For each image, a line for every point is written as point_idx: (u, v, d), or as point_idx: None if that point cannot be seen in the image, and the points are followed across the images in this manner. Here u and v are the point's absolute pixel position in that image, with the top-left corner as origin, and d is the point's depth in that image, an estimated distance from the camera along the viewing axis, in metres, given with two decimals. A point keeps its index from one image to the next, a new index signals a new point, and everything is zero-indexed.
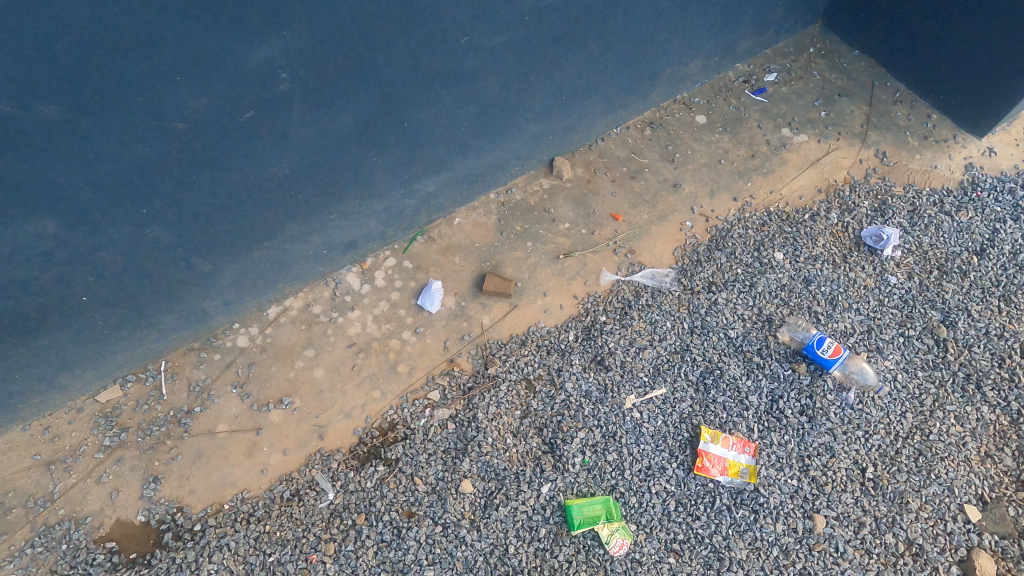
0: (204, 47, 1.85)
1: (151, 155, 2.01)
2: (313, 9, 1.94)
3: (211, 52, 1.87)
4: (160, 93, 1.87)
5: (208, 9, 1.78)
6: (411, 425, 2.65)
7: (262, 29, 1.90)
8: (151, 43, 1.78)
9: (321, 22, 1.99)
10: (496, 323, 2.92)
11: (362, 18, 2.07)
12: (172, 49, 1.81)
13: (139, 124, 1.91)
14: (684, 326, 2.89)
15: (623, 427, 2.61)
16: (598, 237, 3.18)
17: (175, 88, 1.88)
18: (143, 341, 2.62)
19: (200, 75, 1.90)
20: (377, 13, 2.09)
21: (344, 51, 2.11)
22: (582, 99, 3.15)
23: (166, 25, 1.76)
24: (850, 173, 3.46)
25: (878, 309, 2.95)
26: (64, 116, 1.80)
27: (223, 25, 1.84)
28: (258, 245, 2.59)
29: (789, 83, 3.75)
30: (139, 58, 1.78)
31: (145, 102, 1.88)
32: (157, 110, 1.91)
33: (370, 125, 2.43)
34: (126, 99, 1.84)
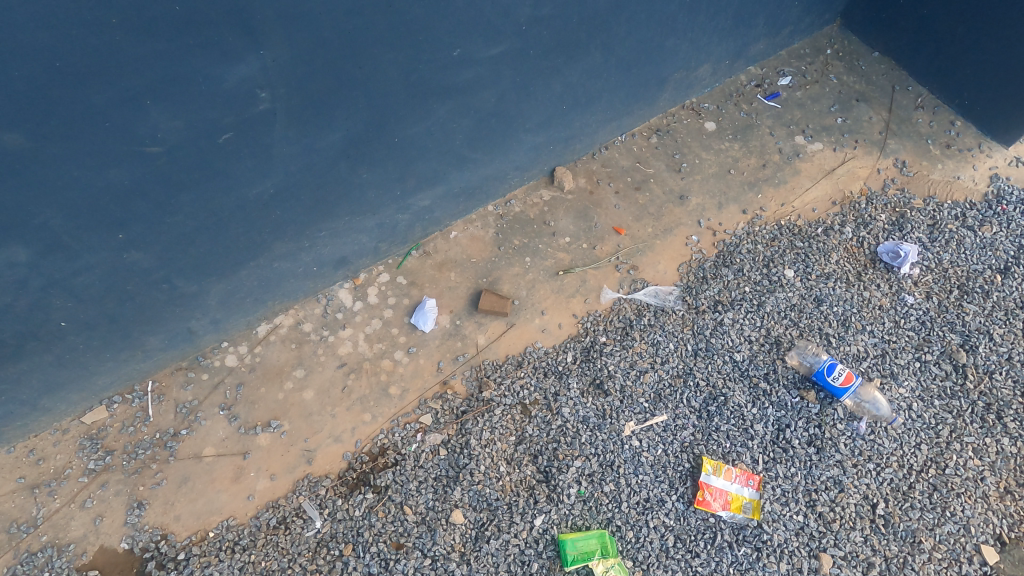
0: (175, 69, 1.73)
1: (125, 181, 1.91)
2: (292, 24, 1.81)
3: (183, 74, 1.75)
4: (131, 118, 1.77)
5: (177, 28, 1.66)
6: (402, 450, 2.57)
7: (238, 48, 1.77)
8: (116, 67, 1.66)
9: (303, 38, 1.86)
10: (491, 343, 2.82)
11: (346, 33, 1.94)
12: (142, 72, 1.70)
13: (109, 150, 1.81)
14: (688, 348, 2.77)
15: (621, 455, 2.51)
16: (599, 252, 3.06)
17: (146, 112, 1.78)
18: (128, 362, 2.56)
19: (172, 98, 1.78)
20: (362, 28, 1.96)
21: (328, 67, 1.99)
22: (584, 107, 3.00)
23: (132, 47, 1.64)
24: (867, 184, 3.29)
25: (893, 331, 2.80)
26: (29, 145, 1.70)
27: (196, 45, 1.71)
28: (244, 265, 2.50)
29: (804, 87, 3.57)
30: (104, 82, 1.67)
31: (115, 128, 1.77)
32: (127, 135, 1.80)
33: (358, 142, 2.31)
34: (95, 124, 1.74)
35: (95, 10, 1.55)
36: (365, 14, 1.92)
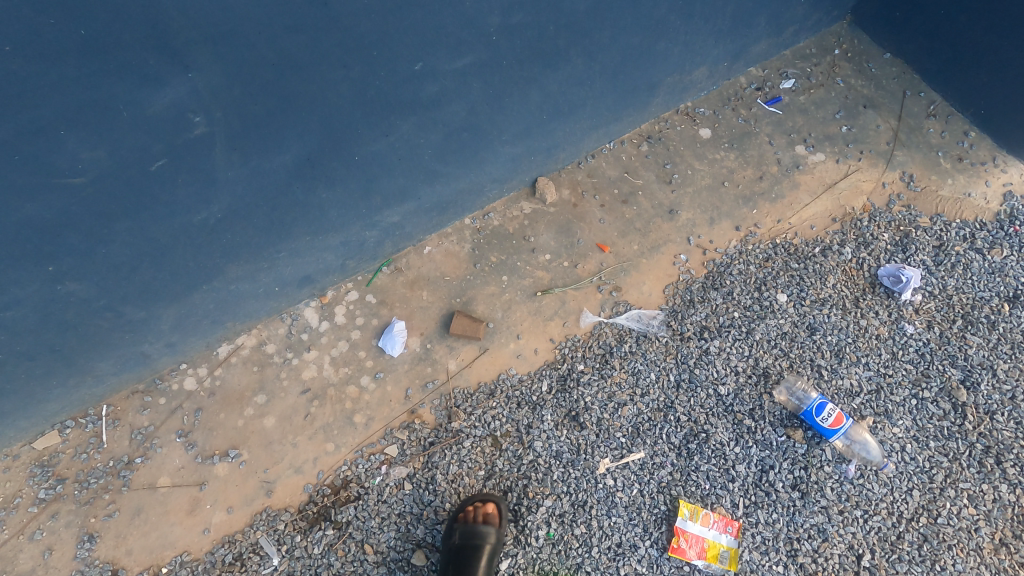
0: (93, 96, 1.59)
1: (49, 213, 1.78)
2: (222, 45, 1.66)
3: (102, 102, 1.61)
4: (46, 148, 1.62)
5: (88, 54, 1.51)
6: (365, 484, 2.46)
7: (163, 72, 1.63)
8: (24, 96, 1.51)
9: (236, 59, 1.71)
10: (463, 369, 2.67)
11: (286, 51, 1.77)
12: (54, 101, 1.55)
13: (28, 184, 1.68)
14: (670, 379, 2.62)
15: (595, 495, 2.39)
16: (581, 271, 2.88)
17: (64, 141, 1.63)
18: (79, 387, 2.45)
19: (93, 126, 1.64)
20: (304, 44, 1.77)
21: (269, 87, 1.83)
22: (567, 116, 2.80)
23: (39, 76, 1.49)
24: (870, 199, 3.08)
25: (890, 364, 2.63)
26: None
27: (112, 71, 1.56)
28: (197, 288, 2.36)
29: (808, 91, 3.33)
30: (11, 114, 1.52)
31: (30, 160, 1.63)
32: (46, 167, 1.67)
33: (312, 162, 2.15)
34: (7, 158, 1.59)
35: None
36: (307, 29, 1.74)
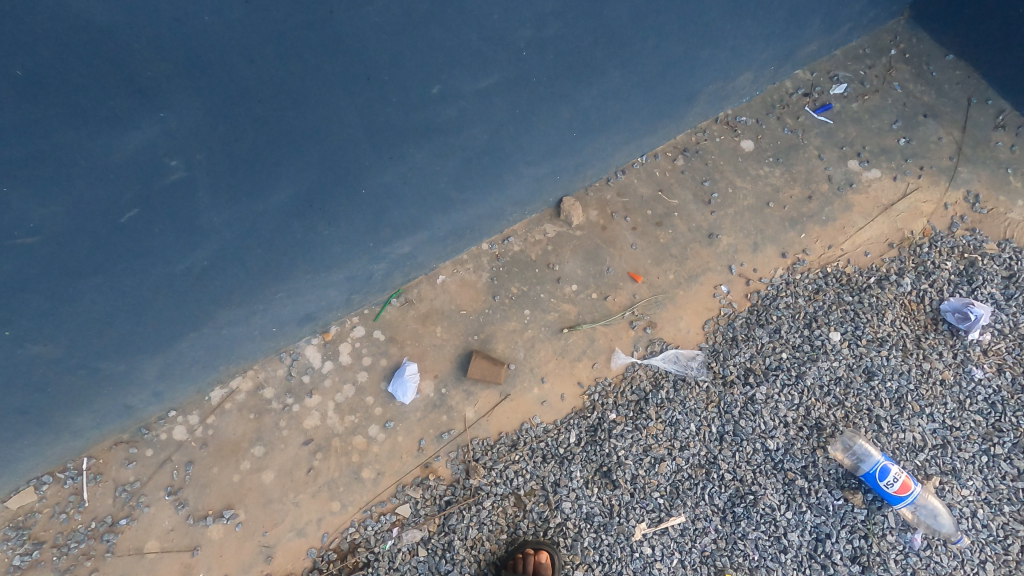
0: (47, 147, 1.38)
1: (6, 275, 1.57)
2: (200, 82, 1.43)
3: (58, 152, 1.40)
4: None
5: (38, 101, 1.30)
6: (375, 549, 2.23)
7: (130, 115, 1.41)
8: None
9: (217, 93, 1.48)
10: (482, 418, 2.41)
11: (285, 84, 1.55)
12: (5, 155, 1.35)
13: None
14: (712, 431, 2.36)
15: (631, 565, 2.20)
16: (611, 304, 2.60)
17: (12, 199, 1.43)
18: (56, 442, 2.20)
19: (50, 179, 1.44)
20: (309, 71, 1.55)
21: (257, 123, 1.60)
22: (597, 132, 2.49)
23: None
24: (931, 222, 2.77)
25: (956, 415, 2.38)
26: None
27: (67, 117, 1.35)
28: (184, 335, 2.10)
29: (861, 98, 2.99)
30: None
31: None
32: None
33: (309, 200, 1.90)
34: None
35: None
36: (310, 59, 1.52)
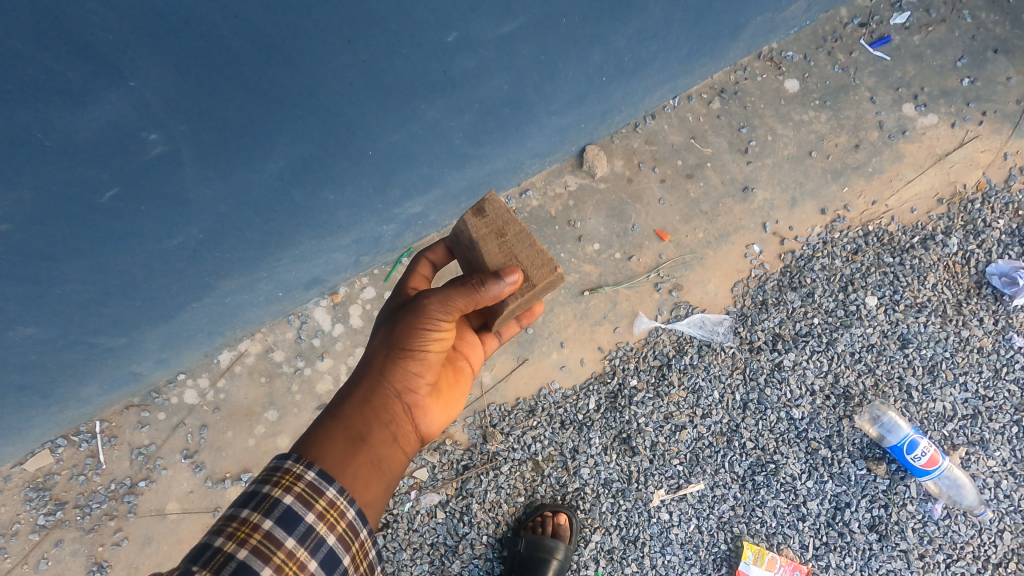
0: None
1: None
2: (181, 55, 1.17)
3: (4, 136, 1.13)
4: None
5: None
6: (394, 511, 2.22)
7: (92, 88, 1.13)
8: None
9: (202, 60, 1.21)
10: (498, 384, 2.34)
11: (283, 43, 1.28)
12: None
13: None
14: (736, 399, 2.29)
15: (648, 530, 2.18)
16: (635, 265, 2.44)
17: None
18: (62, 412, 2.12)
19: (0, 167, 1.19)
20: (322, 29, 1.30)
21: (235, 57, 1.25)
22: (630, 75, 2.24)
23: None
24: (987, 174, 2.54)
25: (990, 384, 2.30)
26: None
27: (11, 93, 1.07)
28: (185, 306, 1.96)
29: (925, 30, 2.65)
30: None
31: None
32: None
33: (314, 164, 1.67)
34: None
35: None
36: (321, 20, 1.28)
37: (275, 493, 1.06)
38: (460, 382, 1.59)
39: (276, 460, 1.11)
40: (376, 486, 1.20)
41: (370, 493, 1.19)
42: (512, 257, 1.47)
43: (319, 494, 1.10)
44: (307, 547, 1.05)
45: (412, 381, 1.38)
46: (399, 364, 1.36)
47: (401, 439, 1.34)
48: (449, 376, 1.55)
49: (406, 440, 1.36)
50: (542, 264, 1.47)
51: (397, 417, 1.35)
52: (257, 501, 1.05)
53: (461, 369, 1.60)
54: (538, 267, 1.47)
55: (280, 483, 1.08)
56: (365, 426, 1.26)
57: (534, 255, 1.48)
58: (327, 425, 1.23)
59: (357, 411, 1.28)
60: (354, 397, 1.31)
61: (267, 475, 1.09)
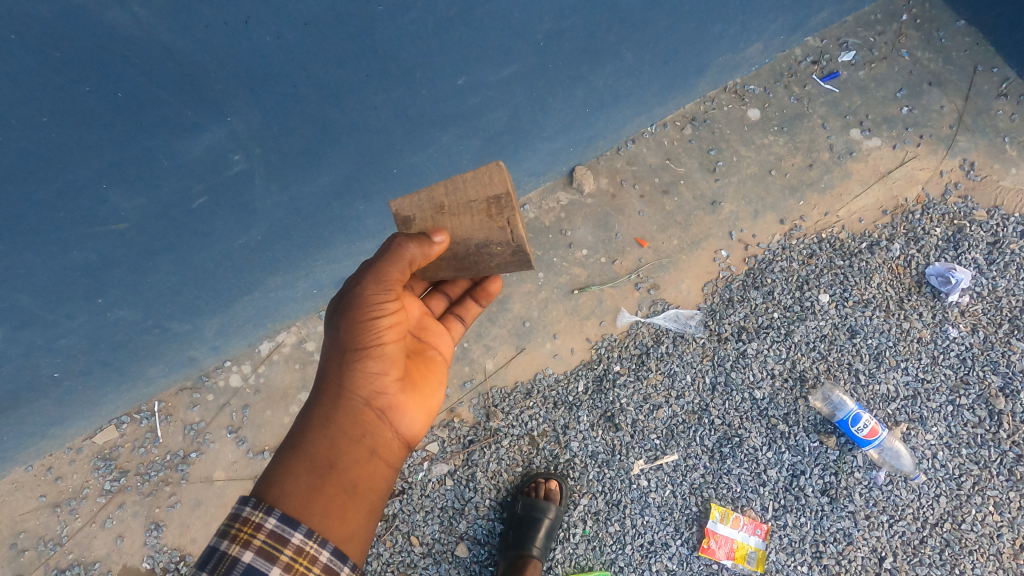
0: (132, 153, 1.56)
1: (92, 257, 1.80)
2: (263, 98, 1.61)
3: (138, 156, 1.57)
4: (88, 204, 1.63)
5: (121, 113, 1.44)
6: (409, 479, 2.57)
7: (201, 122, 1.58)
8: (56, 159, 1.47)
9: (279, 103, 1.65)
10: (500, 370, 2.70)
11: (334, 89, 1.71)
12: (13, 150, 1.39)
13: (65, 234, 1.68)
14: (705, 382, 2.64)
15: (628, 495, 2.54)
16: (618, 267, 2.81)
17: (104, 195, 1.63)
18: (131, 389, 2.50)
19: (131, 178, 1.62)
20: (365, 79, 1.73)
21: (302, 100, 1.68)
22: (610, 107, 2.66)
23: (74, 139, 1.45)
24: (925, 189, 2.92)
25: (929, 369, 2.64)
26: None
27: (150, 126, 1.51)
28: (239, 298, 2.36)
29: (868, 66, 3.07)
30: (50, 177, 1.50)
31: (73, 214, 1.63)
32: (88, 218, 1.67)
33: (350, 181, 2.10)
34: (53, 214, 1.60)
35: (23, 110, 1.33)
36: (364, 72, 1.71)
37: (235, 547, 1.19)
38: (433, 371, 1.66)
39: (235, 509, 1.23)
40: (353, 515, 1.32)
41: (348, 524, 1.31)
42: (469, 206, 1.55)
43: (283, 538, 1.21)
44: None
45: (375, 388, 1.47)
46: (355, 375, 1.45)
47: (380, 449, 1.46)
48: (419, 368, 1.62)
49: (385, 450, 1.47)
50: (490, 175, 1.53)
51: (371, 426, 1.45)
52: (222, 550, 1.18)
53: (431, 358, 1.68)
54: (486, 184, 1.54)
55: (240, 534, 1.20)
56: (334, 450, 1.37)
57: (474, 182, 1.54)
58: (295, 457, 1.34)
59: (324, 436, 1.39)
60: (320, 419, 1.42)
61: (228, 526, 1.21)
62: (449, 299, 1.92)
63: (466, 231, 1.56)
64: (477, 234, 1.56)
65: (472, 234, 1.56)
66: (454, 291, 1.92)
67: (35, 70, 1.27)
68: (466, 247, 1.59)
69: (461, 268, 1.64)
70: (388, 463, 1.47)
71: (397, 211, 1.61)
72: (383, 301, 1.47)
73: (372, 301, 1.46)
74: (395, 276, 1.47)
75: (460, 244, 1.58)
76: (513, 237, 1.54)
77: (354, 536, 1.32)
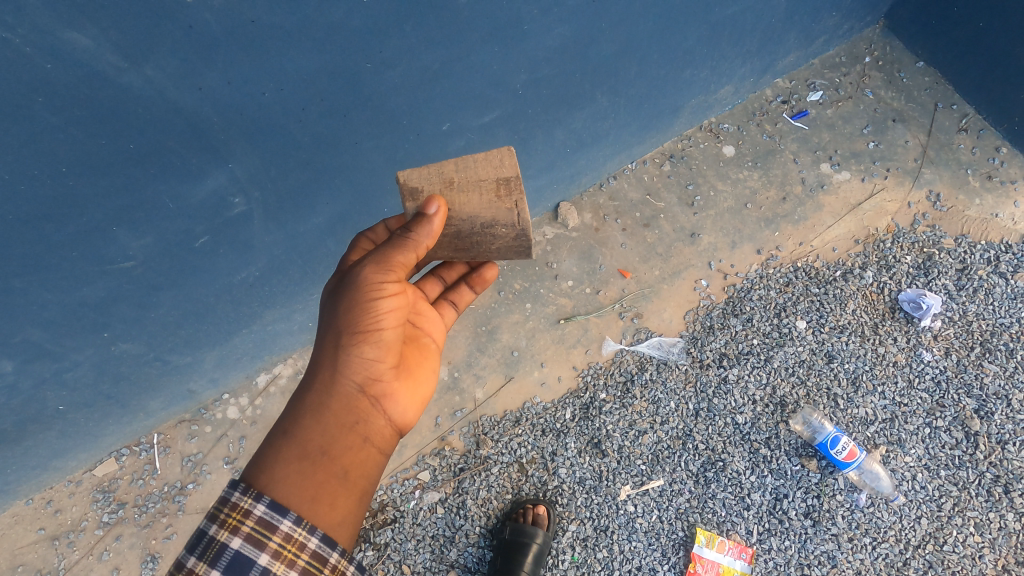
0: (141, 198, 1.70)
1: (100, 294, 1.92)
2: (262, 146, 1.75)
3: (147, 200, 1.71)
4: (99, 244, 1.76)
5: (133, 163, 1.59)
6: (400, 507, 2.63)
7: (205, 168, 1.72)
8: (73, 204, 1.61)
9: (276, 149, 1.80)
10: (490, 398, 2.78)
11: (326, 137, 1.86)
12: (34, 197, 1.53)
13: (77, 272, 1.81)
14: (689, 407, 2.72)
15: (616, 520, 2.59)
16: (603, 297, 2.93)
17: (114, 236, 1.76)
18: (131, 421, 2.58)
19: (139, 221, 1.75)
20: (356, 126, 1.89)
21: (298, 146, 1.83)
22: (590, 146, 2.83)
23: (89, 186, 1.59)
24: (895, 219, 3.06)
25: (905, 392, 2.72)
26: (12, 277, 1.70)
27: (158, 173, 1.65)
28: (237, 331, 2.46)
29: (835, 104, 3.25)
30: (65, 220, 1.63)
31: (85, 254, 1.76)
32: (99, 257, 1.80)
33: (344, 219, 2.24)
34: (67, 254, 1.73)
35: (43, 162, 1.47)
36: (354, 120, 1.86)
37: (223, 533, 1.21)
38: (427, 358, 1.71)
39: (225, 493, 1.25)
40: (342, 503, 1.36)
41: (337, 512, 1.35)
42: (478, 184, 1.63)
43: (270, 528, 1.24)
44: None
45: (369, 374, 1.51)
46: (350, 360, 1.48)
47: (371, 437, 1.50)
48: (413, 356, 1.67)
49: (377, 437, 1.52)
50: (501, 158, 1.63)
51: (364, 411, 1.50)
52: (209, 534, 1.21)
53: (426, 345, 1.73)
54: (496, 166, 1.63)
55: (229, 518, 1.23)
56: (327, 438, 1.41)
57: (485, 163, 1.63)
58: (287, 444, 1.37)
59: (317, 421, 1.42)
60: (313, 404, 1.45)
61: (217, 511, 1.23)
62: (445, 284, 2.00)
63: (473, 208, 1.63)
64: (483, 213, 1.64)
65: (479, 212, 1.64)
66: (449, 276, 2.01)
67: (58, 126, 1.41)
68: (471, 225, 1.66)
69: (462, 249, 1.72)
70: (379, 451, 1.51)
71: (405, 181, 1.64)
72: (385, 286, 1.51)
73: (373, 285, 1.50)
74: (401, 262, 1.52)
75: (465, 222, 1.65)
76: (518, 220, 1.64)
77: (343, 523, 1.36)
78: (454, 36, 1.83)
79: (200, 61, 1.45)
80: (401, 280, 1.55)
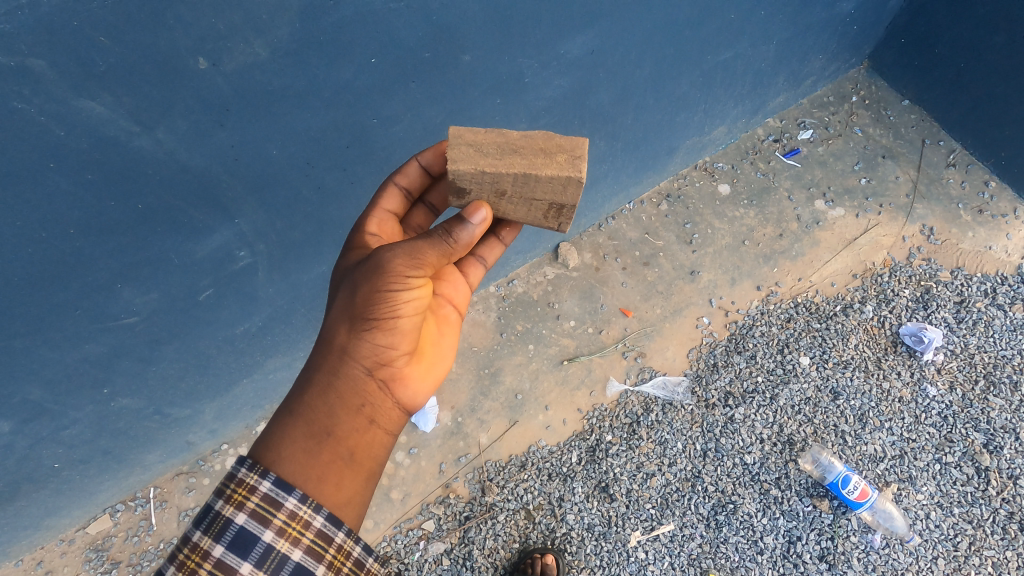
0: (146, 255, 1.69)
1: (102, 350, 1.90)
2: (268, 200, 1.77)
3: (152, 256, 1.71)
4: (103, 301, 1.75)
5: (139, 221, 1.59)
6: (404, 560, 2.55)
7: (211, 224, 1.72)
8: (78, 264, 1.60)
9: (282, 203, 1.81)
10: (494, 443, 2.73)
11: (331, 189, 1.87)
12: (39, 259, 1.53)
13: (78, 330, 1.78)
14: (696, 448, 2.69)
15: (627, 568, 2.53)
16: (605, 337, 2.92)
17: (118, 293, 1.75)
18: (127, 475, 2.51)
19: (143, 277, 1.75)
20: (360, 178, 1.90)
21: (303, 199, 1.85)
22: (589, 188, 2.87)
23: (95, 245, 1.58)
24: (891, 253, 3.09)
25: (913, 428, 2.71)
26: (13, 337, 1.68)
27: (165, 230, 1.66)
28: (237, 381, 2.43)
29: (825, 142, 3.33)
30: (69, 279, 1.62)
31: (88, 311, 1.75)
32: (102, 314, 1.79)
33: None
34: (70, 313, 1.72)
35: (51, 224, 1.47)
36: (359, 172, 1.88)
37: (228, 508, 1.17)
38: (442, 332, 1.60)
39: (232, 468, 1.20)
40: (348, 484, 1.29)
41: (343, 492, 1.28)
42: (531, 200, 1.57)
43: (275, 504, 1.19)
44: (267, 567, 1.16)
45: (380, 359, 1.36)
46: (362, 345, 1.33)
47: (378, 418, 1.39)
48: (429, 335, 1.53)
49: (383, 418, 1.40)
50: (564, 187, 1.51)
51: (370, 395, 1.37)
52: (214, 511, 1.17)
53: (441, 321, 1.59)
54: (558, 190, 1.52)
55: (235, 494, 1.18)
56: (330, 419, 1.30)
57: (547, 184, 1.51)
58: (291, 422, 1.28)
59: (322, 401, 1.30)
60: (317, 384, 1.33)
61: (223, 487, 1.19)
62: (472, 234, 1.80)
63: (518, 214, 1.64)
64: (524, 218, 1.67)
65: (521, 217, 1.67)
66: None
67: (68, 190, 1.42)
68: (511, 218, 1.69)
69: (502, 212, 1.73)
70: (386, 432, 1.40)
71: (454, 177, 1.51)
72: (411, 279, 1.32)
73: (396, 276, 1.30)
74: (432, 259, 1.32)
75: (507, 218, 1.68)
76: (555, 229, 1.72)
77: (350, 503, 1.30)
78: (457, 90, 1.88)
79: (210, 124, 1.47)
80: (428, 272, 1.36)
